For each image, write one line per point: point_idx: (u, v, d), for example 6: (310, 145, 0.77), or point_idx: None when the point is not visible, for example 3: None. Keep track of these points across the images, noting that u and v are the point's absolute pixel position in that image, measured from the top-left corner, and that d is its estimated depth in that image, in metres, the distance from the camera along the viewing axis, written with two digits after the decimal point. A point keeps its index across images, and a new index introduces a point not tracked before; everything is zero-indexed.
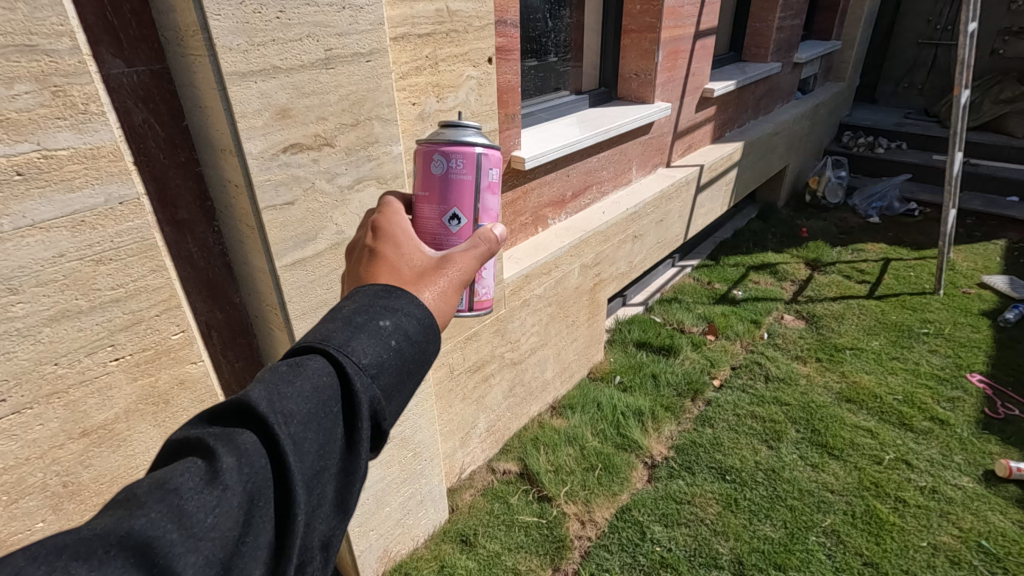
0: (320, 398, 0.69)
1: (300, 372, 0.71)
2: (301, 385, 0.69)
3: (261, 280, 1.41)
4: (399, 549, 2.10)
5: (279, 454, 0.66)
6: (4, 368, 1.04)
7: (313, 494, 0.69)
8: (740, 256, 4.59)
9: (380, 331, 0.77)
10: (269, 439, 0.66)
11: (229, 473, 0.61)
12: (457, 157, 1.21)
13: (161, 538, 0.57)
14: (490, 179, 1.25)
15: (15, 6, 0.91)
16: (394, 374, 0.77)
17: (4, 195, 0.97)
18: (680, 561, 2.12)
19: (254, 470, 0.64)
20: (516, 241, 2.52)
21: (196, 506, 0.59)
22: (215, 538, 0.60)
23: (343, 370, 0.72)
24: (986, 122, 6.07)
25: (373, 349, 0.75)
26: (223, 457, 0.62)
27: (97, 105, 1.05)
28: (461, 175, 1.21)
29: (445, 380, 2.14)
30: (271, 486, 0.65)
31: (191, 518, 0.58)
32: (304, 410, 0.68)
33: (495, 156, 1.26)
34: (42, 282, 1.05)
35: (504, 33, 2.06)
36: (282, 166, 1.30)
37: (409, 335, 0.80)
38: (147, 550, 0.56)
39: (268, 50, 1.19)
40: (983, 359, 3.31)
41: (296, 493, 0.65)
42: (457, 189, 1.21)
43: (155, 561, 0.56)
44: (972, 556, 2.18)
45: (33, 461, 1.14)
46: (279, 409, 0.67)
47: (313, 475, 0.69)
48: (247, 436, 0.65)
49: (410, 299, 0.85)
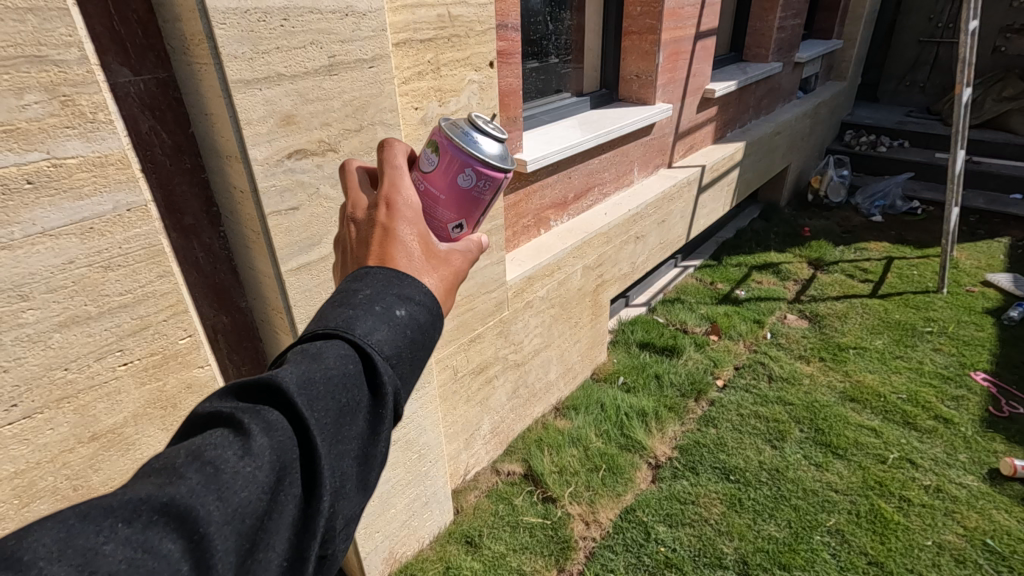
0: (343, 382, 0.70)
1: (325, 355, 0.71)
2: (327, 367, 0.70)
3: (267, 285, 1.43)
4: (405, 551, 2.12)
5: (306, 434, 0.66)
6: (15, 374, 1.06)
7: (338, 472, 0.70)
8: (742, 256, 4.59)
9: (397, 320, 0.78)
10: (295, 420, 0.66)
11: (259, 450, 0.62)
12: (487, 178, 1.09)
13: (199, 508, 0.57)
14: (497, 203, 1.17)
15: (24, 17, 0.93)
16: (409, 363, 0.79)
17: (14, 203, 0.98)
18: (685, 561, 2.13)
19: (283, 448, 0.65)
20: (518, 243, 2.53)
21: (231, 479, 0.60)
22: (248, 512, 0.61)
23: (366, 358, 0.73)
24: (989, 120, 6.06)
25: (391, 335, 0.76)
26: (255, 434, 0.63)
27: (105, 114, 1.06)
28: (481, 197, 1.10)
29: (449, 382, 2.16)
30: (297, 463, 0.66)
31: (226, 490, 0.59)
32: (329, 393, 0.69)
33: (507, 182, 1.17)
34: (52, 288, 1.06)
35: (505, 36, 2.07)
36: (287, 171, 1.31)
37: (423, 324, 0.81)
38: (185, 519, 0.57)
39: (272, 57, 1.20)
40: (987, 358, 3.31)
41: (322, 472, 0.66)
42: (472, 208, 1.10)
43: (192, 531, 0.57)
44: (977, 554, 2.18)
45: (44, 465, 1.15)
46: (305, 391, 0.67)
47: (337, 455, 0.70)
48: (275, 414, 0.66)
49: (426, 295, 0.84)
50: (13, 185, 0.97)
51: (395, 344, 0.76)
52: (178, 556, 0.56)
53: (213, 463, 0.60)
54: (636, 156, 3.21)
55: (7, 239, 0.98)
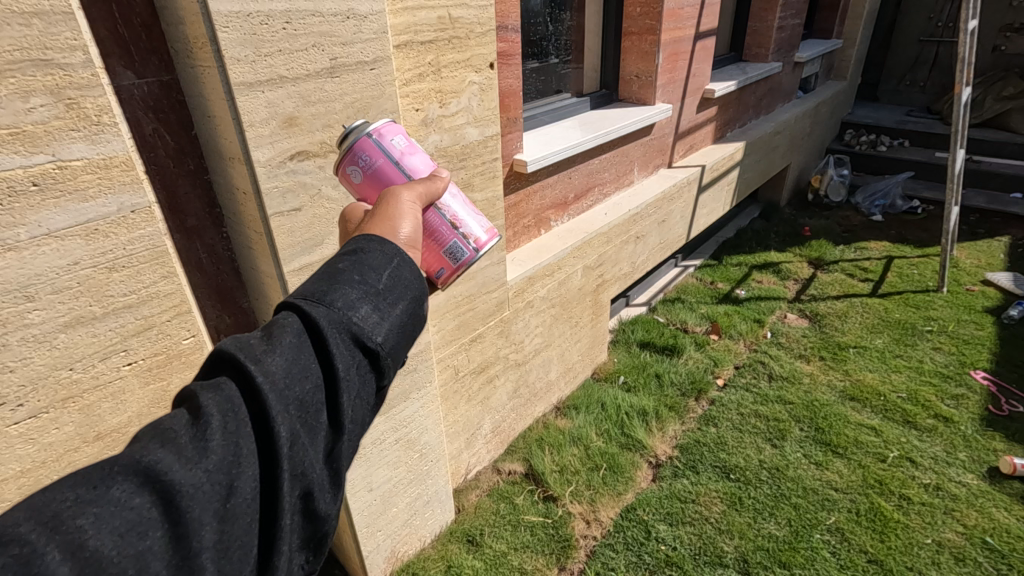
0: (288, 337, 0.71)
1: (271, 322, 0.74)
2: (270, 330, 0.73)
3: (269, 286, 1.44)
4: (407, 549, 2.13)
5: (252, 386, 0.67)
6: (22, 374, 1.07)
7: (303, 417, 0.70)
8: (742, 255, 4.60)
9: (336, 274, 0.79)
10: (241, 376, 0.68)
11: (207, 406, 0.64)
12: (361, 154, 1.14)
13: (158, 462, 0.59)
14: (406, 147, 1.17)
15: (30, 22, 0.94)
16: (364, 305, 0.77)
17: (20, 206, 0.99)
18: (686, 560, 2.14)
19: (232, 402, 0.66)
20: (518, 243, 2.54)
21: (184, 437, 0.62)
22: (210, 463, 0.61)
23: (309, 312, 0.74)
24: (989, 118, 6.06)
25: (337, 290, 0.77)
26: (202, 396, 0.65)
27: (109, 116, 1.07)
28: (376, 164, 1.14)
29: (450, 382, 2.17)
30: (248, 416, 0.66)
31: (182, 447, 0.61)
32: (274, 348, 0.70)
33: (393, 127, 1.18)
34: (58, 290, 1.07)
35: (505, 38, 2.09)
36: (289, 173, 1.33)
37: (377, 270, 0.82)
38: (147, 474, 0.58)
39: (274, 60, 1.21)
40: (988, 357, 3.31)
41: (272, 414, 0.66)
42: (380, 179, 1.14)
43: (156, 483, 0.58)
44: (977, 552, 2.19)
45: (49, 465, 1.17)
46: (248, 350, 0.69)
47: (301, 400, 0.70)
48: (225, 378, 0.68)
49: (377, 239, 0.88)
50: (19, 188, 0.98)
51: (345, 293, 0.77)
52: (150, 509, 0.58)
53: (167, 429, 0.63)
54: (636, 156, 3.22)
55: (13, 242, 1.00)
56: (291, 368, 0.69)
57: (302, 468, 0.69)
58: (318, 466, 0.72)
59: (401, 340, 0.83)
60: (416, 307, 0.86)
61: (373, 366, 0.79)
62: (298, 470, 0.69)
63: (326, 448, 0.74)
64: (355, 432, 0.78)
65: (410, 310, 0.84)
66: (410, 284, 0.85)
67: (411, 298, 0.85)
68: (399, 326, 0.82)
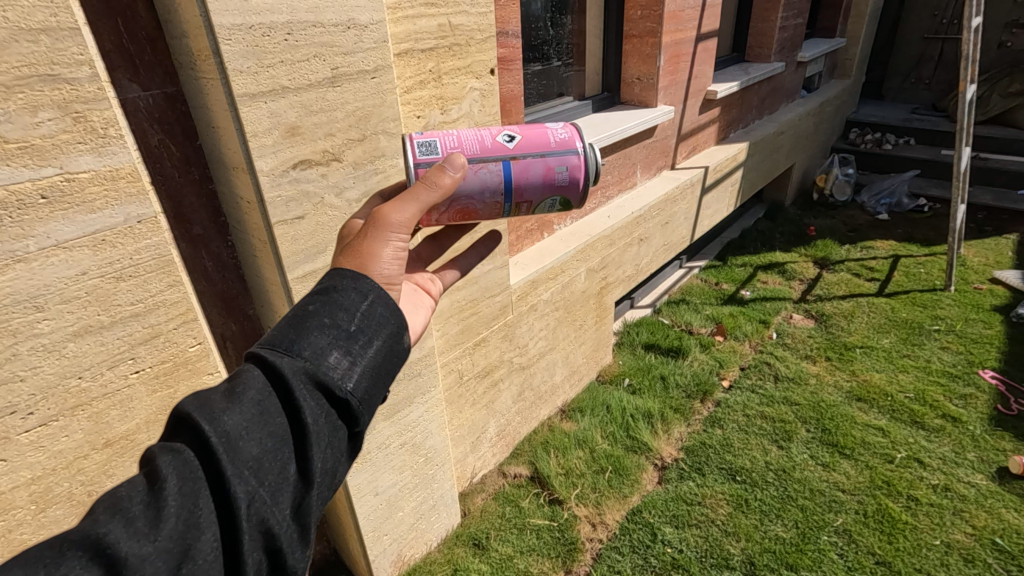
0: (250, 391, 0.76)
1: (235, 374, 0.78)
2: (234, 383, 0.77)
3: (273, 292, 1.46)
4: (413, 553, 2.14)
5: (207, 446, 0.70)
6: (32, 383, 1.09)
7: (262, 475, 0.73)
8: (747, 256, 4.57)
9: (313, 322, 0.82)
10: (199, 435, 0.71)
11: (163, 470, 0.67)
12: (564, 131, 1.37)
13: (110, 537, 0.62)
14: (555, 172, 1.33)
15: (37, 38, 0.96)
16: (336, 352, 0.82)
17: (29, 218, 1.01)
18: (692, 562, 2.14)
19: (189, 466, 0.69)
20: (522, 246, 2.56)
21: (137, 507, 0.65)
22: (161, 529, 0.64)
23: (277, 367, 0.78)
24: (995, 115, 6.03)
25: (309, 340, 0.81)
26: (161, 462, 0.68)
27: (116, 129, 1.09)
28: (548, 136, 1.35)
29: (455, 385, 2.19)
30: (206, 482, 0.69)
31: (132, 516, 0.64)
32: (230, 402, 0.74)
33: (579, 185, 1.37)
34: (66, 299, 1.09)
35: (507, 43, 2.10)
36: (292, 182, 1.34)
37: (351, 311, 0.86)
38: (98, 549, 0.61)
39: (277, 71, 1.23)
40: (996, 355, 3.28)
41: (229, 478, 0.69)
42: (536, 135, 1.34)
43: (104, 556, 0.61)
44: (986, 554, 2.17)
45: (59, 472, 1.19)
46: (208, 409, 0.73)
47: (259, 458, 0.73)
48: (183, 440, 0.72)
49: (352, 274, 0.91)
50: (28, 201, 1.00)
51: (313, 341, 0.81)
52: None
53: (122, 499, 0.66)
54: (639, 158, 3.22)
55: (23, 252, 1.02)
56: (251, 424, 0.73)
57: (265, 523, 0.72)
58: (284, 520, 0.74)
59: (375, 385, 0.87)
60: (392, 345, 0.90)
61: (344, 416, 0.83)
62: (259, 524, 0.71)
63: (293, 501, 0.76)
64: (326, 483, 0.81)
65: (387, 348, 0.88)
66: (386, 321, 0.89)
67: (383, 338, 0.88)
68: (372, 369, 0.86)
